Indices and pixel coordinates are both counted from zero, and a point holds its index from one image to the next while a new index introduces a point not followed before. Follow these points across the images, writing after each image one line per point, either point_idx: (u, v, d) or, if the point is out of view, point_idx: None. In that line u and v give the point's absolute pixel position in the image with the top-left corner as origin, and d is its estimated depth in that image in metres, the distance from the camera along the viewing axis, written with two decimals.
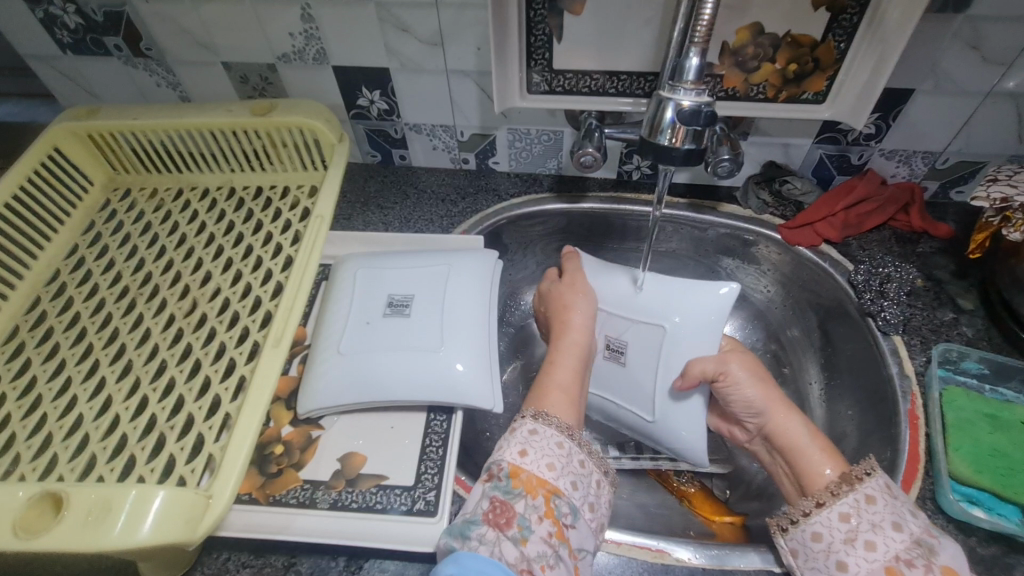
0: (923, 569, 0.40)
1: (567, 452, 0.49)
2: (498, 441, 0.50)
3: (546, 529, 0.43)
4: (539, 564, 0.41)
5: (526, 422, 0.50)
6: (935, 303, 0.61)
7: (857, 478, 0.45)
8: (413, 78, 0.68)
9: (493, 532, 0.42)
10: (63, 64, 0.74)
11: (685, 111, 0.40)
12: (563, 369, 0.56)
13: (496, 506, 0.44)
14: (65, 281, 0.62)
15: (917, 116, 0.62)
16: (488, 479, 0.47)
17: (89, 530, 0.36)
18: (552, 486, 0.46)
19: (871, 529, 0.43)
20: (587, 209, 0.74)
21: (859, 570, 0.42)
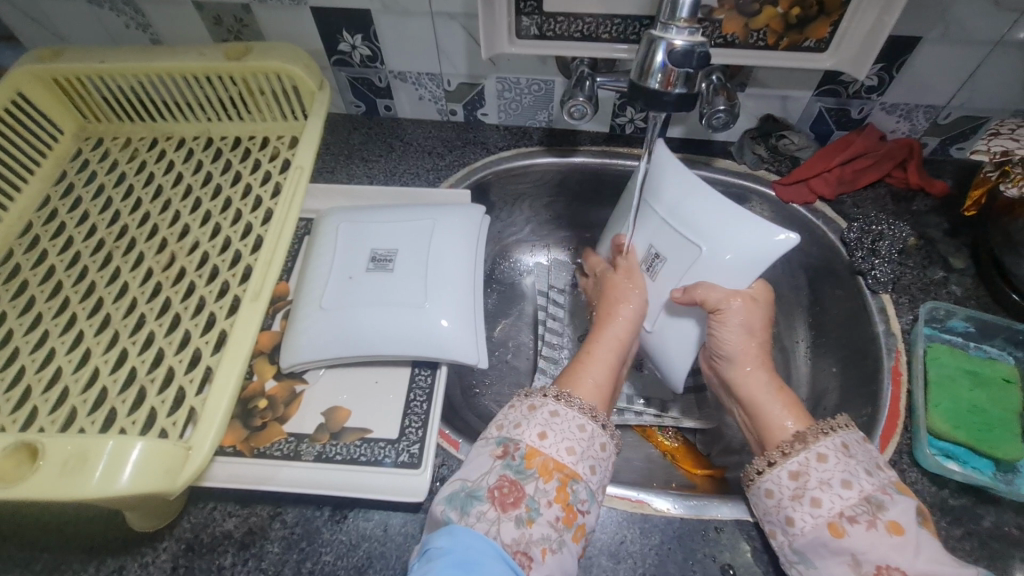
0: (865, 525, 0.41)
1: (589, 435, 0.47)
2: (517, 417, 0.48)
3: (554, 513, 0.43)
4: (539, 546, 0.41)
5: (548, 402, 0.49)
6: (926, 261, 0.60)
7: (810, 438, 0.46)
8: (396, 21, 0.64)
9: (495, 511, 0.42)
10: (23, 2, 0.69)
11: (677, 52, 0.38)
12: (603, 355, 0.55)
13: (504, 485, 0.44)
14: (38, 233, 0.60)
15: (922, 67, 0.59)
16: (502, 454, 0.46)
17: (65, 480, 0.35)
18: (568, 471, 0.45)
19: (818, 486, 0.43)
20: (578, 163, 0.72)
21: (804, 525, 0.42)
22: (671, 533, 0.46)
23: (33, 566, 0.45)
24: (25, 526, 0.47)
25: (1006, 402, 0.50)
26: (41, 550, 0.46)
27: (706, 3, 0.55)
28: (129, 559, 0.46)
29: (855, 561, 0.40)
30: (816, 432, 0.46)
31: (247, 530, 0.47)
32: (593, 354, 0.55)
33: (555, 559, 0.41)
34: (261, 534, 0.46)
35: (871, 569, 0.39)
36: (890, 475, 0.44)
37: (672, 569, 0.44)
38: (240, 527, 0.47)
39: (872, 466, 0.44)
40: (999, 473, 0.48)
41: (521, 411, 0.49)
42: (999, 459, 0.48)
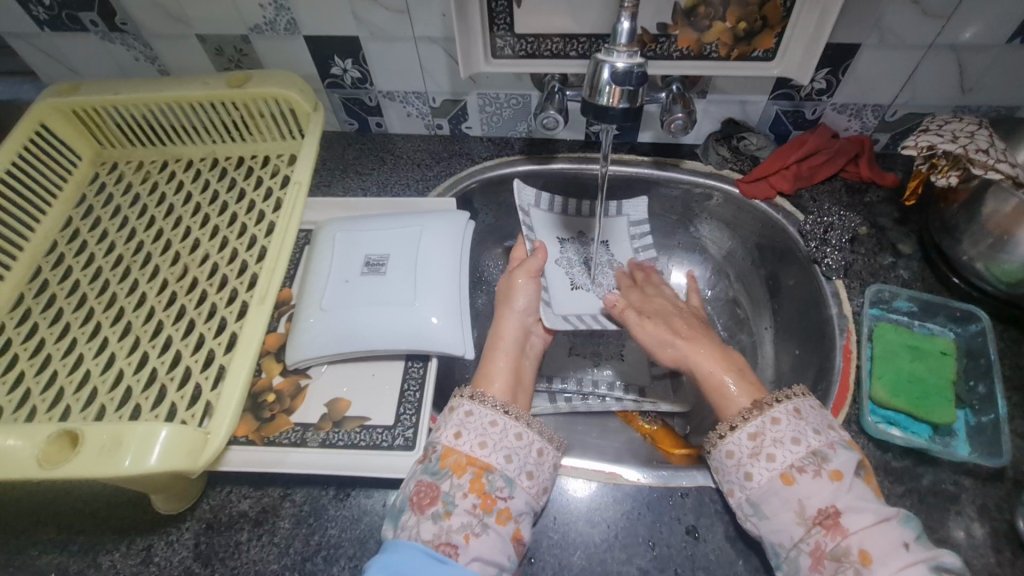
0: (812, 473, 0.46)
1: (500, 429, 0.51)
2: (439, 423, 0.52)
3: (471, 502, 0.46)
4: (460, 534, 0.45)
5: (464, 402, 0.53)
6: (876, 248, 0.65)
7: (769, 405, 0.51)
8: (382, 46, 0.70)
9: (416, 515, 0.46)
10: (42, 41, 0.76)
11: (619, 72, 0.43)
12: (502, 354, 0.61)
13: (422, 488, 0.47)
14: (63, 251, 0.66)
15: (865, 70, 0.65)
16: (422, 460, 0.50)
17: (103, 461, 0.41)
18: (482, 463, 0.48)
19: (773, 444, 0.48)
20: (557, 169, 0.78)
21: (761, 479, 0.47)
22: (640, 499, 0.51)
23: (70, 547, 0.51)
24: (63, 511, 0.53)
25: (942, 372, 0.55)
26: (77, 532, 0.52)
27: (661, 21, 0.61)
28: (155, 538, 0.51)
29: (800, 506, 0.45)
30: (773, 399, 0.51)
31: (260, 509, 0.52)
32: (491, 358, 0.61)
33: (480, 542, 0.45)
34: (273, 512, 0.52)
35: (813, 511, 0.44)
36: (839, 434, 0.49)
37: (641, 530, 0.50)
38: (254, 507, 0.52)
39: (820, 425, 0.49)
40: (937, 436, 0.53)
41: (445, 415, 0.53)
42: (936, 423, 0.53)
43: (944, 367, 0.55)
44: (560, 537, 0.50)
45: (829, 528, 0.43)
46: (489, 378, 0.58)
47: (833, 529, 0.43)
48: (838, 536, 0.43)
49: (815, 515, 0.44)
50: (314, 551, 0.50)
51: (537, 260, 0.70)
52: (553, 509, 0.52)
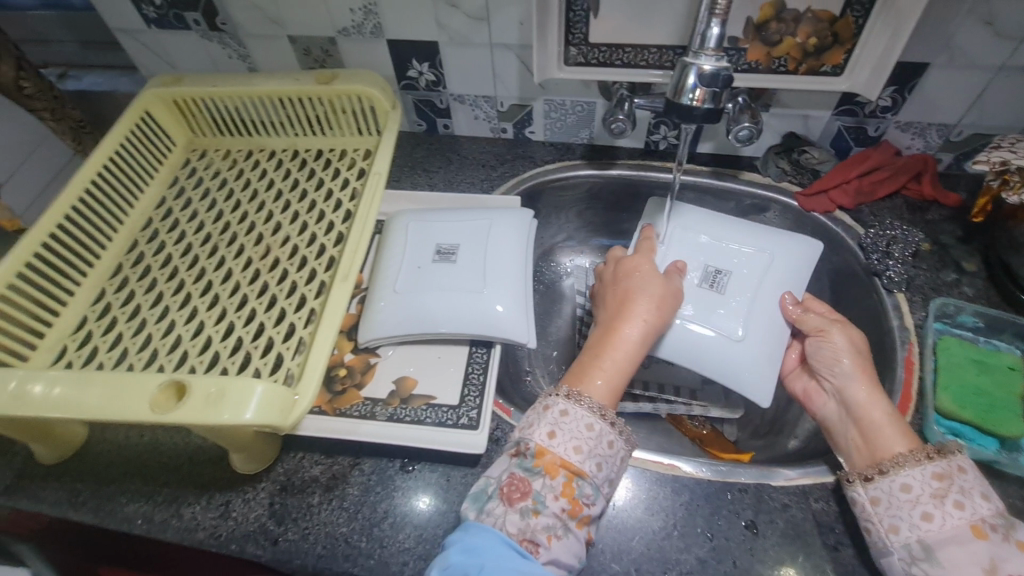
0: (1004, 535, 0.42)
1: (596, 433, 0.49)
2: (531, 417, 0.51)
3: (560, 506, 0.46)
4: (545, 534, 0.45)
5: (560, 401, 0.51)
6: (939, 265, 0.66)
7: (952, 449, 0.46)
8: (459, 51, 0.74)
9: (502, 507, 0.46)
10: (146, 37, 0.83)
11: (706, 75, 0.46)
12: (613, 353, 0.55)
13: (513, 481, 0.47)
14: (157, 228, 0.72)
15: (933, 90, 0.65)
16: (515, 454, 0.49)
17: (207, 412, 0.44)
18: (576, 468, 0.47)
19: (961, 490, 0.44)
20: (616, 175, 0.80)
21: (944, 524, 0.43)
22: (699, 491, 0.52)
23: (156, 497, 0.54)
24: (149, 464, 0.56)
25: (1009, 387, 0.55)
26: (162, 485, 0.55)
27: (733, 34, 0.63)
28: (233, 494, 0.54)
29: (989, 564, 0.40)
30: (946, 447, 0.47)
31: (330, 475, 0.55)
32: (603, 355, 0.55)
33: (561, 544, 0.45)
34: (343, 479, 0.55)
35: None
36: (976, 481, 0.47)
37: (699, 521, 0.51)
38: (325, 473, 0.55)
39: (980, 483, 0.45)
40: (1005, 449, 0.53)
41: (536, 410, 0.52)
42: (1004, 437, 0.53)
43: (1012, 382, 0.56)
44: (618, 522, 0.51)
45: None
46: (588, 379, 0.53)
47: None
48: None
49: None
50: (381, 518, 0.52)
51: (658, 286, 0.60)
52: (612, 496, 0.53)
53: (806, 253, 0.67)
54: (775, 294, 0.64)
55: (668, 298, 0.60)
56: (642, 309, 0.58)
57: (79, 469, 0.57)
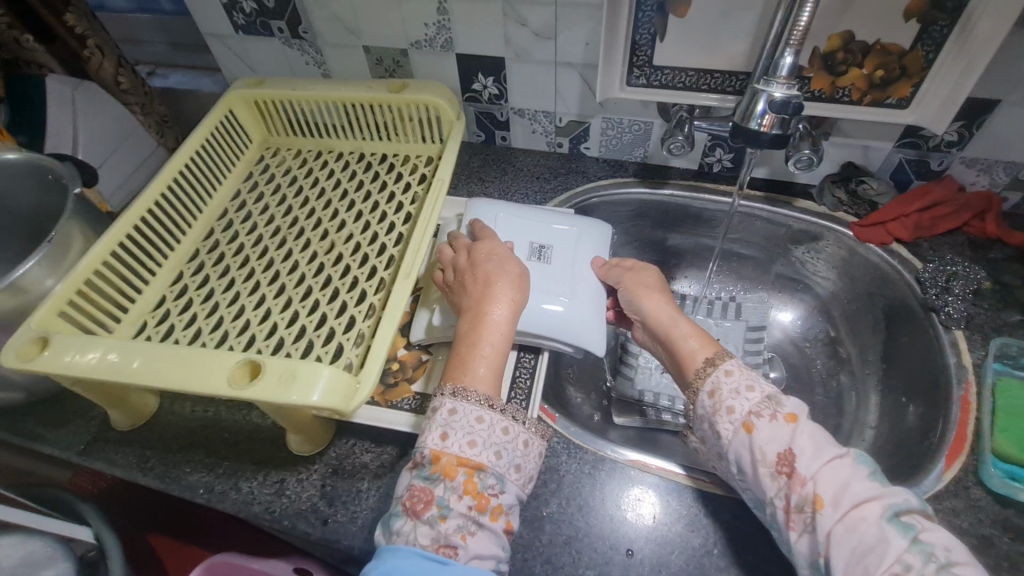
0: (768, 417, 0.47)
1: (486, 424, 0.49)
2: (425, 427, 0.50)
3: (466, 504, 0.46)
4: (457, 534, 0.45)
5: (445, 401, 0.50)
6: (1000, 305, 0.64)
7: (720, 360, 0.52)
8: (524, 67, 0.77)
9: (410, 521, 0.45)
10: (232, 42, 0.89)
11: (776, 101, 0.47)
12: (482, 346, 0.53)
13: (415, 493, 0.46)
14: (232, 218, 0.77)
15: (1002, 127, 0.65)
16: (414, 466, 0.48)
17: (278, 391, 0.47)
18: (473, 463, 0.47)
19: (730, 396, 0.49)
20: (667, 194, 0.82)
21: (727, 433, 0.49)
22: (741, 513, 0.52)
23: (217, 469, 0.58)
24: (212, 438, 0.60)
25: None
26: (223, 458, 0.59)
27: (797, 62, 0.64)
28: (287, 474, 0.57)
29: (760, 454, 0.46)
30: (723, 355, 0.53)
31: (380, 463, 0.57)
32: (476, 344, 0.53)
33: (476, 540, 0.45)
34: (391, 468, 0.57)
35: (773, 459, 0.46)
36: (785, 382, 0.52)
37: (740, 542, 0.51)
38: (375, 460, 0.58)
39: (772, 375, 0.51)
40: None
41: (428, 417, 0.51)
42: None
43: None
44: (658, 534, 0.52)
45: (790, 477, 0.45)
46: (471, 371, 0.52)
47: (793, 478, 0.44)
48: (798, 485, 0.44)
49: (776, 462, 0.45)
50: None
51: (512, 265, 0.59)
52: (653, 508, 0.54)
53: (597, 230, 0.71)
54: (583, 261, 0.68)
55: (524, 276, 0.59)
56: (505, 290, 0.57)
57: (149, 437, 0.61)
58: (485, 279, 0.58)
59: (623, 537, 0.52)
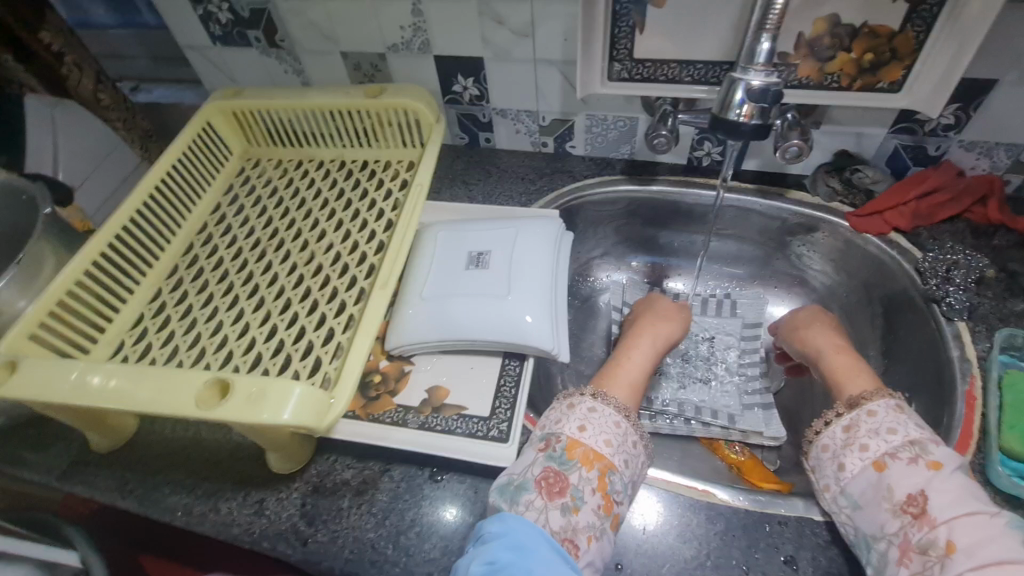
0: (906, 460, 0.46)
1: (622, 431, 0.52)
2: (557, 414, 0.53)
3: (597, 501, 0.47)
4: (585, 533, 0.45)
5: (587, 400, 0.54)
6: (1006, 293, 0.61)
7: (865, 400, 0.52)
8: (503, 66, 0.75)
9: (541, 501, 0.47)
10: (210, 53, 0.88)
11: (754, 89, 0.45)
12: (618, 374, 0.59)
13: (548, 474, 0.48)
14: (211, 232, 0.75)
15: (1001, 108, 0.61)
16: (545, 447, 0.50)
17: (248, 409, 0.46)
18: (608, 462, 0.49)
19: (868, 435, 0.49)
20: (656, 191, 0.79)
21: (853, 467, 0.48)
22: (736, 522, 0.50)
23: (196, 491, 0.56)
24: (190, 459, 0.59)
25: None
26: (202, 479, 0.57)
27: (782, 50, 0.62)
28: (268, 493, 0.56)
29: (890, 492, 0.45)
30: (872, 395, 0.52)
31: (361, 480, 0.56)
32: (620, 371, 0.60)
33: (597, 545, 0.46)
34: (373, 485, 0.55)
35: (902, 497, 0.45)
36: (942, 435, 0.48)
37: (735, 552, 0.48)
38: (356, 477, 0.56)
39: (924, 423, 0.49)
40: None
41: (561, 409, 0.54)
42: None
43: None
44: (648, 547, 0.50)
45: (918, 517, 0.43)
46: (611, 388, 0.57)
47: (922, 519, 0.43)
48: (926, 526, 0.42)
49: (904, 500, 0.44)
50: (408, 526, 0.52)
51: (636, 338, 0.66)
52: (644, 519, 0.51)
53: (543, 225, 0.69)
54: (528, 256, 0.65)
55: (676, 337, 0.69)
56: (643, 339, 0.65)
57: (128, 458, 0.59)
58: (652, 336, 0.66)
59: (614, 552, 0.49)
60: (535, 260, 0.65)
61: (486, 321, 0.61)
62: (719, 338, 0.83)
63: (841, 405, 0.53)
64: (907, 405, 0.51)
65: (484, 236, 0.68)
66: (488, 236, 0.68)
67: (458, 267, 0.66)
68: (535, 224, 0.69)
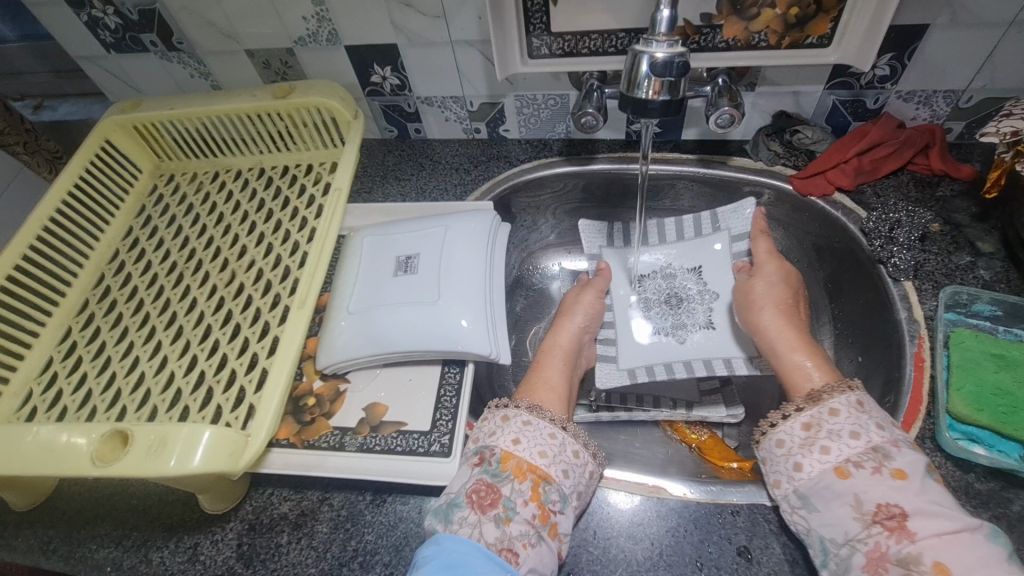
0: (871, 469, 0.44)
1: (559, 441, 0.51)
2: (490, 428, 0.52)
3: (531, 511, 0.45)
4: (520, 542, 0.44)
5: (521, 413, 0.52)
6: (951, 247, 0.60)
7: (824, 395, 0.50)
8: (420, 52, 0.70)
9: (475, 515, 0.45)
10: (107, 62, 0.81)
11: (658, 63, 0.46)
12: (538, 379, 0.59)
13: (480, 487, 0.46)
14: (124, 260, 0.70)
15: (935, 53, 0.59)
16: (478, 462, 0.49)
17: (150, 461, 0.42)
18: (541, 472, 0.48)
19: (828, 437, 0.47)
20: (597, 170, 0.76)
21: (812, 470, 0.46)
22: (687, 515, 0.49)
23: (125, 542, 0.53)
24: (117, 508, 0.55)
25: None
26: (131, 528, 0.54)
27: (705, 11, 0.58)
28: (202, 537, 0.52)
29: (856, 501, 0.43)
30: (832, 390, 0.50)
31: (299, 512, 0.53)
32: (540, 376, 0.60)
33: (535, 552, 0.43)
34: (312, 516, 0.52)
35: (870, 508, 0.42)
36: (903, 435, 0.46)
37: (688, 549, 0.47)
38: (294, 509, 0.53)
39: (885, 421, 0.47)
40: None
41: (496, 422, 0.53)
42: None
43: None
44: (601, 552, 0.48)
45: (894, 530, 0.41)
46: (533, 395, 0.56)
47: (898, 532, 0.40)
48: (904, 540, 0.40)
49: (875, 512, 0.42)
50: (351, 557, 0.50)
51: (558, 338, 0.67)
52: (594, 522, 0.50)
53: (476, 221, 0.65)
54: (459, 255, 0.62)
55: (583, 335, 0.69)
56: (558, 340, 0.66)
57: (49, 515, 0.55)
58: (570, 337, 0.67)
59: (564, 560, 0.48)
60: (470, 257, 0.62)
61: (417, 329, 0.58)
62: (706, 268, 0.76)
63: (800, 400, 0.51)
64: (865, 395, 0.49)
65: (414, 238, 0.65)
66: (419, 235, 0.65)
67: (387, 274, 0.62)
68: (469, 218, 0.65)
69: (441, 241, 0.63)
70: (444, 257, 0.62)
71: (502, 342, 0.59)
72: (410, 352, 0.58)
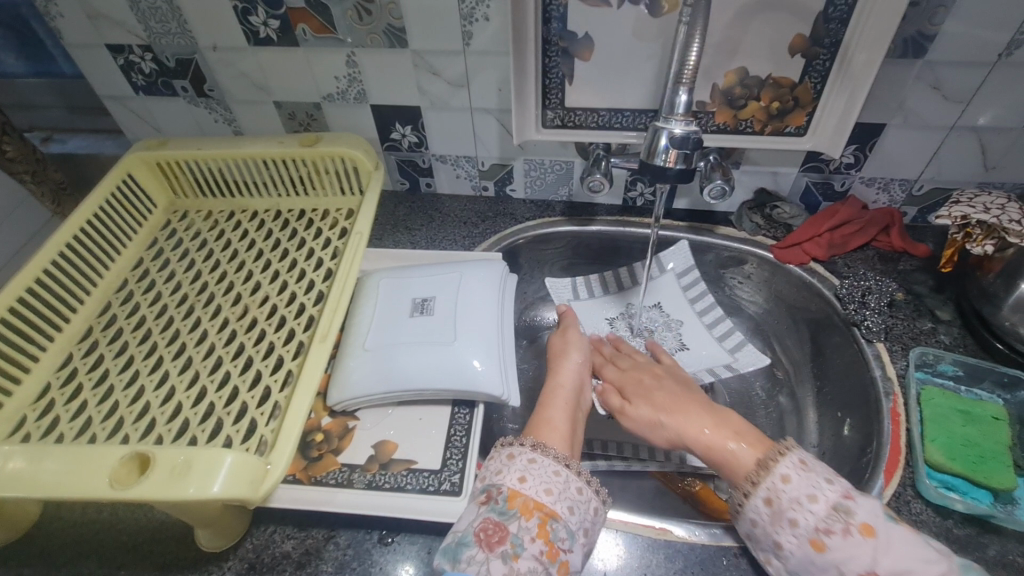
0: (841, 533, 0.42)
1: (563, 479, 0.51)
2: (497, 466, 0.53)
3: (538, 548, 0.46)
4: None
5: (526, 451, 0.53)
6: (914, 314, 0.67)
7: (772, 461, 0.48)
8: (441, 115, 0.77)
9: (483, 553, 0.45)
10: (133, 103, 0.84)
11: (676, 138, 0.53)
12: (541, 420, 0.59)
13: (489, 526, 0.47)
14: (132, 289, 0.71)
15: (892, 148, 0.68)
16: (486, 501, 0.50)
17: (170, 485, 0.42)
18: (548, 509, 0.48)
19: (792, 507, 0.45)
20: (596, 231, 0.82)
21: (791, 547, 0.44)
22: (693, 558, 0.51)
23: None
24: (103, 547, 0.52)
25: (995, 436, 0.56)
26: (117, 567, 0.51)
27: (700, 98, 0.66)
28: None
29: None
30: (775, 455, 0.48)
31: (304, 551, 0.52)
32: (544, 418, 0.60)
33: None
34: (316, 555, 0.51)
35: None
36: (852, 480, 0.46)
37: None
38: (297, 548, 0.52)
39: (832, 474, 0.46)
40: (998, 502, 0.53)
41: (502, 461, 0.53)
42: (996, 489, 0.53)
43: (996, 432, 0.56)
44: None
45: None
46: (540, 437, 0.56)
47: None
48: None
49: None
50: None
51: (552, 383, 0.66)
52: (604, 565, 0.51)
53: (488, 269, 0.69)
54: (473, 302, 0.65)
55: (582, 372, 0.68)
56: (552, 385, 0.66)
57: (28, 552, 0.52)
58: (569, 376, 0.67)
59: None
60: (484, 303, 0.65)
61: (431, 369, 0.59)
62: (667, 302, 0.82)
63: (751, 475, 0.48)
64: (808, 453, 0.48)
65: (430, 282, 0.68)
66: (433, 280, 0.68)
67: (403, 314, 0.65)
68: (481, 267, 0.69)
69: (455, 287, 0.67)
70: (458, 302, 0.65)
71: (507, 381, 0.61)
72: (423, 391, 0.59)
